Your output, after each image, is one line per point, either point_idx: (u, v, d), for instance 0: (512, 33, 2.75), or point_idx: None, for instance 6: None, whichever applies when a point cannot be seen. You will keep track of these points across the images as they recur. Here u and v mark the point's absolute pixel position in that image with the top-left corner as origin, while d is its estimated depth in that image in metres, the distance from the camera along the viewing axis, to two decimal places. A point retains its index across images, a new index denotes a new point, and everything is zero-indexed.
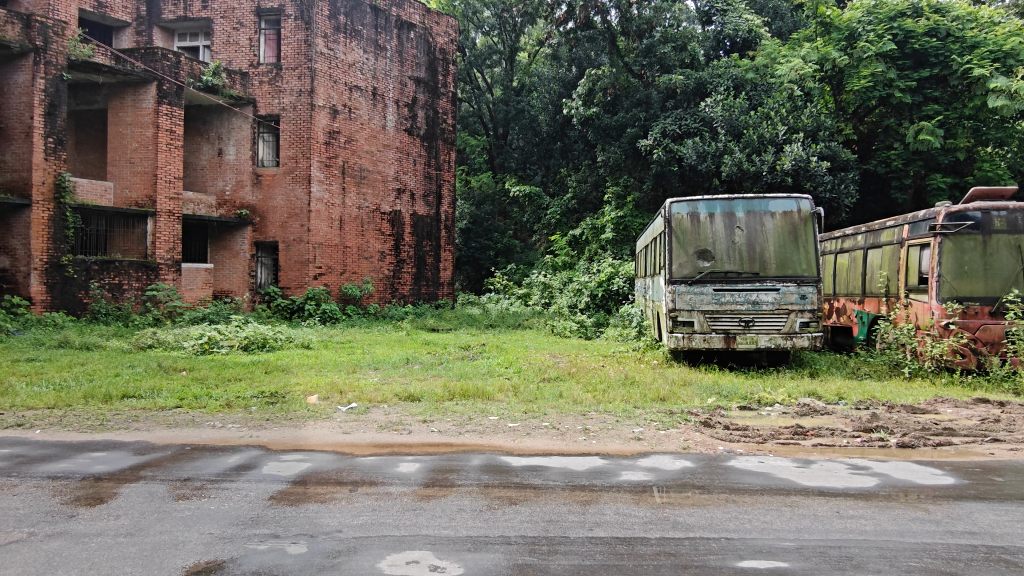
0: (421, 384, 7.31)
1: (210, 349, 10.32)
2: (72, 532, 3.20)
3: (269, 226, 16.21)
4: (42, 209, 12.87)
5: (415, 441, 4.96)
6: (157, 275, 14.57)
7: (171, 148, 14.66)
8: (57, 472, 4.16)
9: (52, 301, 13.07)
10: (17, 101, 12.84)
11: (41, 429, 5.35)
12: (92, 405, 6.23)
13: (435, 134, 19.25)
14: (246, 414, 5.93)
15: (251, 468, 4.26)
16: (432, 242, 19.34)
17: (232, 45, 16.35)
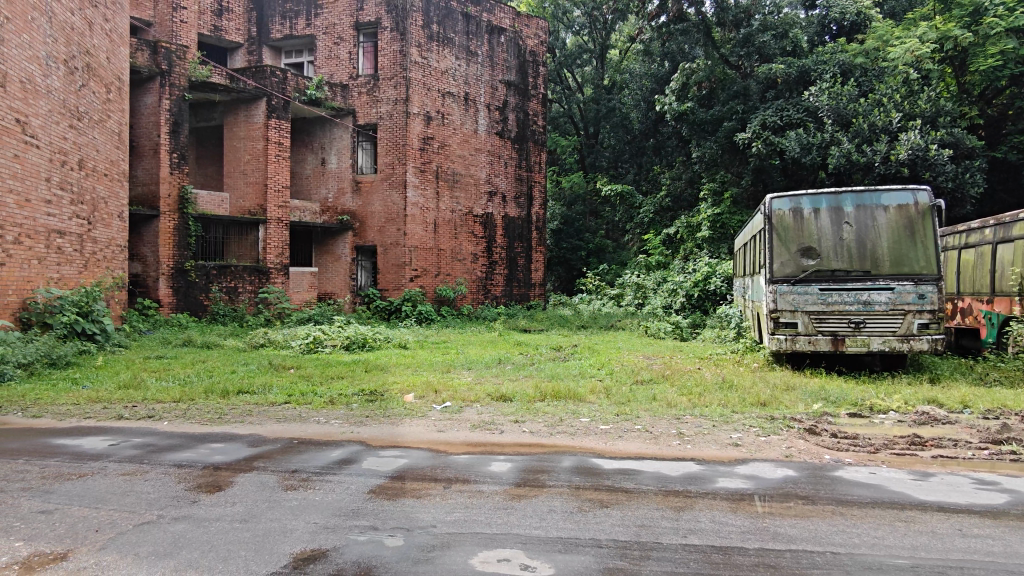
0: (512, 385, 7.37)
1: (314, 348, 10.86)
2: (195, 517, 3.47)
3: (368, 231, 16.91)
4: (168, 219, 14.08)
5: (507, 441, 5.02)
6: (268, 278, 15.54)
7: (280, 159, 15.60)
8: (181, 461, 4.53)
9: (177, 303, 14.26)
10: (147, 121, 14.11)
11: (168, 421, 5.85)
12: (212, 399, 6.75)
13: (526, 135, 19.38)
14: (347, 410, 6.22)
15: (352, 462, 4.45)
16: (524, 243, 19.46)
17: (333, 60, 17.19)
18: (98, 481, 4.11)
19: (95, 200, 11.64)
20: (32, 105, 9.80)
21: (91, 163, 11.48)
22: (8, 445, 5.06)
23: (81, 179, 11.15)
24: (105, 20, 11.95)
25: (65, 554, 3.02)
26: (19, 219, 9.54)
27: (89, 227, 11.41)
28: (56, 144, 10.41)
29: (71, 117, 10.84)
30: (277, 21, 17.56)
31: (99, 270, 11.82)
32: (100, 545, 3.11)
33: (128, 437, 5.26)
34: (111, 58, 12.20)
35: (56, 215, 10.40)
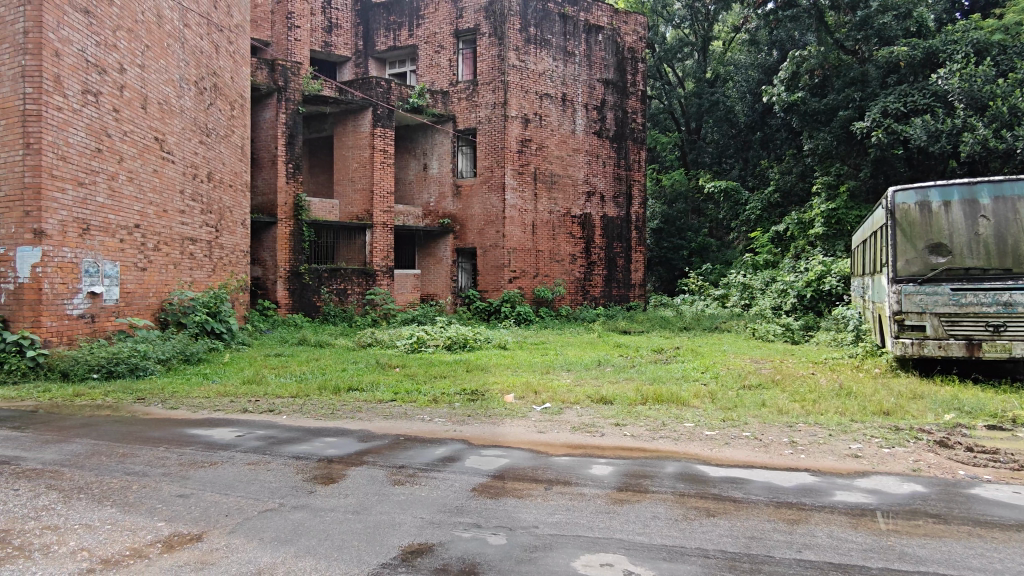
0: (612, 387, 7.27)
1: (419, 347, 11.24)
2: (312, 507, 3.68)
3: (468, 233, 17.29)
4: (285, 226, 15.06)
5: (608, 444, 4.97)
6: (374, 280, 16.24)
7: (385, 166, 16.27)
8: (299, 453, 4.82)
9: (293, 304, 15.19)
10: (266, 134, 15.16)
11: (286, 415, 6.24)
12: (325, 395, 7.15)
13: (625, 134, 19.07)
14: (450, 409, 6.39)
15: (456, 460, 4.56)
16: (623, 243, 19.14)
17: (435, 67, 17.71)
18: (226, 469, 4.44)
19: (221, 209, 12.63)
20: (168, 124, 10.76)
21: (218, 175, 12.46)
22: (150, 434, 5.57)
23: (209, 190, 12.13)
24: (229, 43, 12.94)
25: (201, 536, 3.29)
26: (158, 227, 10.51)
27: (216, 234, 12.39)
28: (189, 158, 11.38)
29: (201, 134, 11.81)
30: (382, 34, 18.35)
31: (225, 274, 12.80)
32: (229, 529, 3.36)
33: (252, 429, 5.66)
34: (235, 78, 13.20)
35: (189, 223, 11.37)
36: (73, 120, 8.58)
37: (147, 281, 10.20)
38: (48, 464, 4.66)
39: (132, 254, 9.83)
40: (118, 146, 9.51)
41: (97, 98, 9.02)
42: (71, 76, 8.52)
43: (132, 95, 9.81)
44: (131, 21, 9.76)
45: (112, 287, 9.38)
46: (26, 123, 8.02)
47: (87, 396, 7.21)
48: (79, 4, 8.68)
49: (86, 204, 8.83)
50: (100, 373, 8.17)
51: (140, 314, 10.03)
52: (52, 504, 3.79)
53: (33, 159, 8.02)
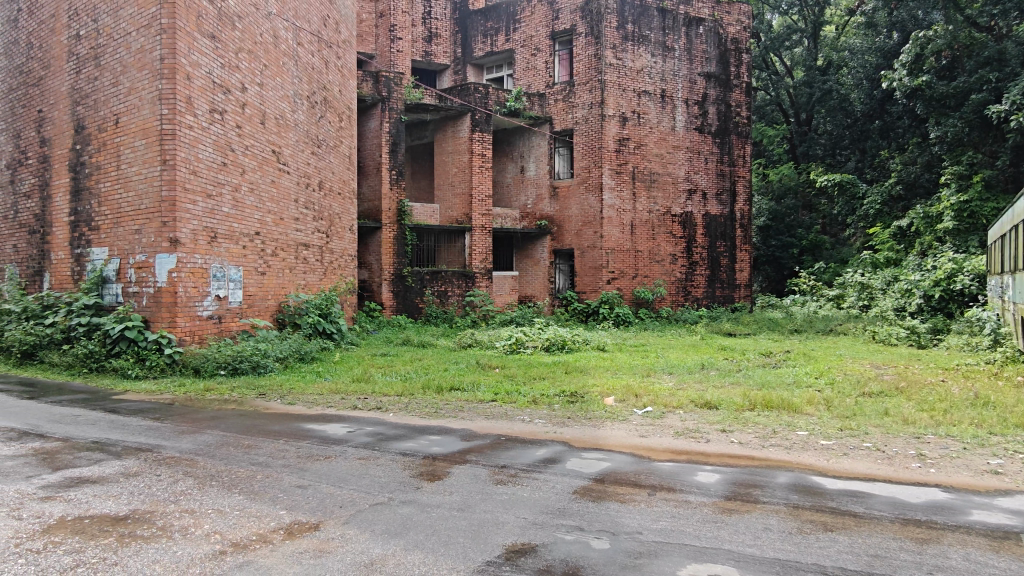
0: (718, 392, 7.03)
1: (518, 348, 11.37)
2: (419, 502, 3.80)
3: (566, 234, 17.28)
4: (389, 231, 15.69)
5: (714, 451, 4.81)
6: (474, 282, 16.56)
7: (483, 170, 16.58)
8: (406, 450, 5.01)
9: (397, 306, 15.78)
10: (371, 143, 15.87)
11: (393, 412, 6.50)
12: (428, 394, 7.37)
13: (728, 128, 18.36)
14: (550, 410, 6.41)
15: (557, 462, 4.57)
16: (727, 242, 18.43)
17: (531, 70, 17.86)
18: (339, 463, 4.69)
19: (332, 216, 13.34)
20: (284, 137, 11.49)
21: (328, 184, 13.17)
22: (271, 427, 5.98)
23: (321, 198, 12.84)
24: (338, 58, 13.66)
25: (319, 525, 3.49)
26: (276, 234, 11.25)
27: (327, 239, 13.10)
28: (302, 169, 12.10)
29: (313, 145, 12.53)
30: (479, 40, 18.73)
31: (336, 277, 13.52)
32: (344, 520, 3.55)
33: (362, 425, 5.94)
34: (343, 91, 13.90)
35: (303, 230, 12.09)
36: (202, 138, 9.35)
37: (267, 285, 10.94)
38: (185, 452, 5.12)
39: (253, 260, 10.58)
40: (241, 160, 10.27)
41: (222, 116, 9.79)
42: (200, 96, 9.29)
43: (252, 112, 10.56)
44: (251, 42, 10.51)
45: (236, 290, 10.13)
46: (163, 141, 8.82)
47: (216, 390, 7.85)
48: (207, 31, 9.45)
49: (213, 214, 9.59)
50: (226, 370, 8.87)
51: (260, 315, 10.78)
52: (189, 489, 4.16)
53: (169, 173, 8.81)
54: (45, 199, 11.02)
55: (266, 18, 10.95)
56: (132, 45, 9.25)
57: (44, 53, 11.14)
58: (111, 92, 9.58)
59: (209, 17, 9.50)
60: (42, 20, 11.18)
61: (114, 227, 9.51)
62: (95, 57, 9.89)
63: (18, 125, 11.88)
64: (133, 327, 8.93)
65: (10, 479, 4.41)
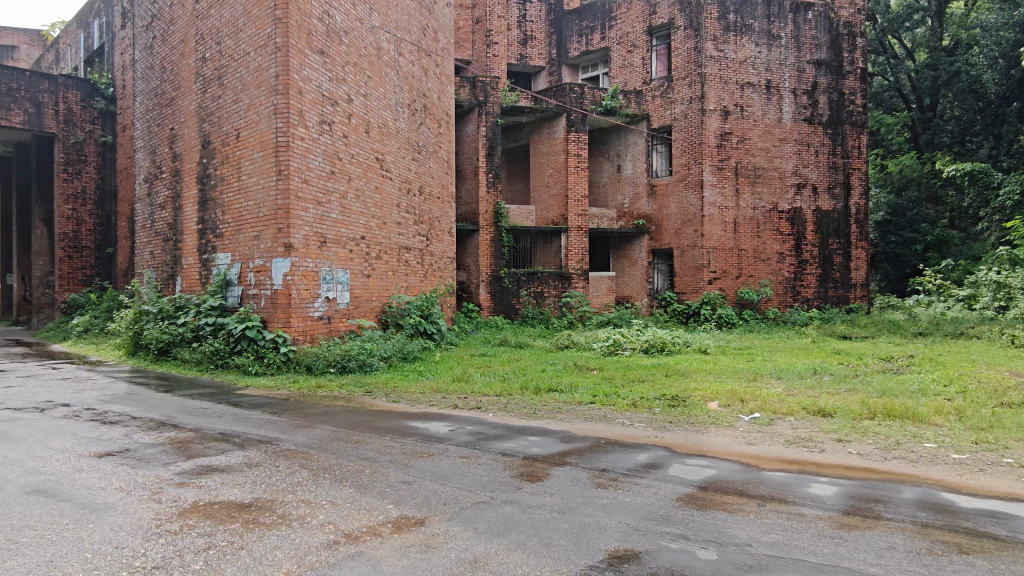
0: (832, 399, 6.62)
1: (616, 350, 11.24)
2: (520, 502, 3.84)
3: (665, 234, 16.89)
4: (486, 233, 15.97)
5: (829, 461, 4.54)
6: (570, 283, 16.51)
7: (579, 170, 16.52)
8: (506, 450, 5.07)
9: (494, 307, 16.02)
10: (469, 147, 16.23)
11: (492, 412, 6.61)
12: (527, 395, 7.43)
13: (841, 118, 17.26)
14: (651, 414, 6.28)
15: (659, 467, 4.47)
16: (841, 239, 17.32)
17: (628, 68, 17.63)
18: (442, 461, 4.81)
19: (432, 219, 13.74)
20: (387, 144, 11.96)
21: (428, 189, 13.57)
22: (378, 424, 6.24)
23: (421, 202, 13.26)
24: (437, 65, 14.06)
25: (424, 520, 3.60)
26: (380, 238, 11.72)
27: (428, 242, 13.52)
28: (404, 175, 12.55)
29: (414, 151, 12.95)
30: (574, 40, 18.73)
31: (436, 279, 13.91)
32: (448, 517, 3.64)
33: (463, 424, 6.07)
34: (442, 97, 14.28)
35: (405, 234, 12.54)
36: (312, 148, 9.90)
37: (371, 286, 11.42)
38: (300, 445, 5.43)
39: (359, 263, 11.08)
40: (348, 168, 10.79)
41: (331, 127, 10.33)
42: (310, 109, 9.85)
43: (358, 121, 11.06)
44: (356, 55, 11.02)
45: (343, 292, 10.65)
46: (278, 153, 9.42)
47: (326, 387, 8.28)
48: (316, 47, 10.01)
49: (323, 220, 10.14)
50: (336, 368, 9.34)
51: (366, 316, 11.27)
52: (304, 481, 4.42)
53: (284, 182, 9.39)
54: (177, 209, 12.06)
55: (370, 31, 11.44)
56: (250, 64, 9.94)
57: (175, 76, 12.20)
58: (232, 109, 10.34)
59: (318, 34, 10.05)
60: (173, 45, 12.26)
61: (236, 234, 10.26)
62: (219, 77, 10.71)
63: (153, 142, 13.09)
64: (253, 327, 9.60)
65: (151, 465, 4.87)
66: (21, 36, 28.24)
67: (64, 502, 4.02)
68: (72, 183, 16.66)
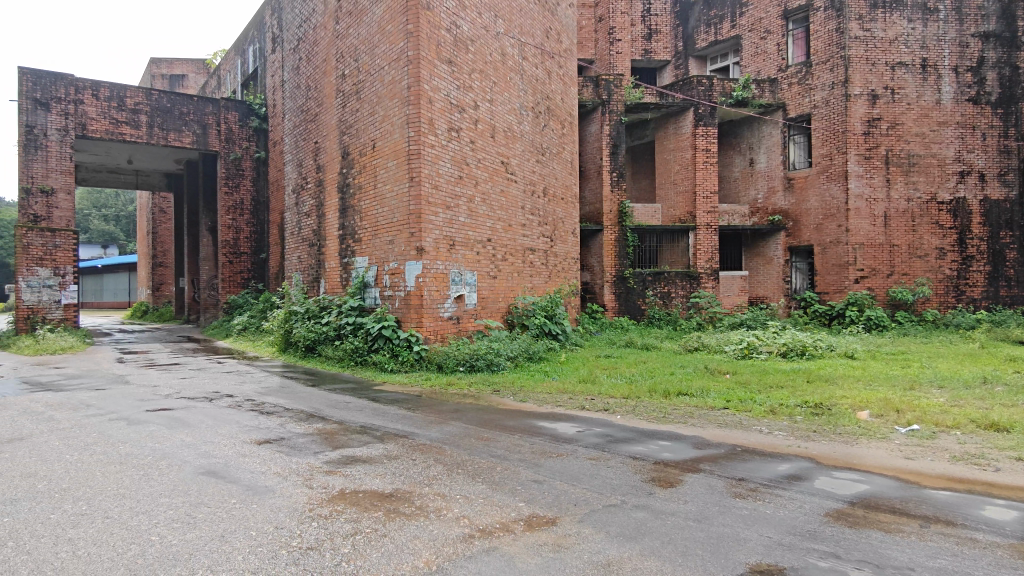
0: (1008, 412, 5.87)
1: (750, 354, 10.69)
2: (653, 508, 3.76)
3: (803, 229, 15.84)
4: (611, 233, 15.81)
5: (1007, 482, 4.03)
6: (699, 283, 15.92)
7: (708, 165, 15.90)
8: (636, 454, 4.98)
9: (620, 308, 15.80)
10: (592, 147, 16.16)
11: (621, 415, 6.52)
12: (655, 399, 7.24)
13: (1015, 95, 15.31)
14: (791, 422, 5.90)
15: (803, 479, 4.20)
16: (1015, 232, 15.35)
17: (761, 55, 16.77)
18: (571, 461, 4.82)
19: (556, 220, 13.82)
20: (512, 147, 12.19)
21: (552, 190, 13.69)
22: (507, 422, 6.36)
23: (546, 204, 13.38)
24: (560, 67, 14.14)
25: (555, 520, 3.63)
26: (506, 240, 11.97)
27: (552, 243, 13.62)
28: (528, 177, 12.73)
29: (538, 153, 13.10)
30: (702, 31, 18.09)
31: (560, 280, 13.98)
32: (579, 518, 3.63)
33: (591, 425, 6.06)
34: (566, 98, 14.33)
35: (530, 235, 12.72)
36: (442, 154, 10.30)
37: (498, 287, 11.68)
38: (434, 440, 5.66)
39: (485, 265, 11.38)
40: (475, 172, 11.13)
41: (459, 134, 10.70)
42: (440, 117, 10.25)
43: (484, 126, 11.37)
44: (482, 63, 11.33)
45: (471, 293, 10.97)
46: (410, 161, 9.89)
47: (456, 386, 8.57)
48: (445, 57, 10.40)
49: (452, 223, 10.52)
50: (465, 367, 9.62)
51: (493, 316, 11.54)
52: (439, 474, 4.60)
53: (416, 189, 9.84)
54: (320, 216, 13.02)
55: (495, 38, 11.72)
56: (385, 78, 10.52)
57: (318, 92, 13.18)
58: (369, 120, 10.99)
59: (447, 44, 10.44)
60: (316, 65, 13.24)
61: (372, 238, 10.90)
62: (356, 92, 11.43)
63: (300, 155, 14.22)
64: (388, 327, 10.13)
65: (303, 453, 5.30)
66: (189, 65, 31.70)
67: (231, 483, 4.47)
68: (233, 195, 18.49)
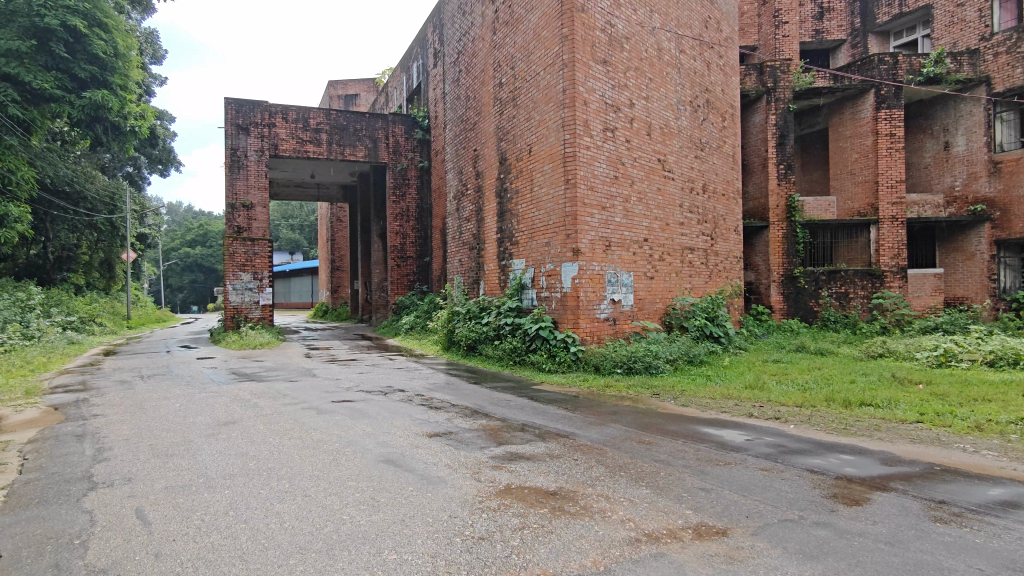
0: None
1: (947, 362, 9.50)
2: (836, 526, 3.48)
3: (1014, 220, 13.72)
4: (778, 229, 14.86)
5: None
6: (882, 283, 14.38)
7: (893, 152, 14.38)
8: (814, 467, 4.64)
9: (789, 309, 14.78)
10: (756, 139, 15.32)
11: (794, 424, 6.10)
12: (834, 409, 6.69)
13: None
14: (1004, 442, 5.17)
15: (1020, 508, 3.66)
16: None
17: (958, 24, 14.86)
18: (741, 471, 4.61)
19: (716, 218, 13.26)
20: (669, 145, 11.89)
21: (713, 187, 13.17)
22: (669, 427, 6.23)
23: (705, 201, 12.89)
24: (720, 57, 13.54)
25: (726, 531, 3.49)
26: (663, 240, 11.69)
27: (713, 242, 13.08)
28: (687, 174, 12.34)
29: (697, 149, 12.65)
30: (884, 3, 16.41)
31: (722, 280, 13.39)
32: (752, 531, 3.46)
33: (761, 434, 5.74)
34: (727, 89, 13.69)
35: (689, 235, 12.32)
36: (598, 155, 10.31)
37: (656, 288, 11.44)
38: (594, 442, 5.69)
39: (643, 265, 11.20)
40: (631, 172, 11.00)
41: (615, 134, 10.64)
42: (595, 118, 10.26)
43: (640, 125, 11.21)
44: (638, 60, 11.17)
45: (628, 294, 10.84)
46: (566, 164, 10.00)
47: (615, 387, 8.52)
48: (600, 57, 10.38)
49: (608, 224, 10.48)
50: (623, 368, 9.52)
51: (651, 317, 11.32)
52: (601, 476, 4.62)
53: (572, 191, 9.93)
54: (480, 221, 13.58)
55: (651, 34, 11.50)
56: (541, 84, 10.72)
57: (476, 102, 13.78)
58: (526, 126, 11.28)
59: (601, 44, 10.42)
60: (475, 76, 13.85)
61: (529, 241, 11.17)
62: (513, 99, 11.78)
63: (460, 162, 14.95)
64: (546, 327, 10.34)
65: (470, 447, 5.57)
66: (362, 85, 34.57)
67: (408, 472, 4.81)
68: (400, 204, 19.85)
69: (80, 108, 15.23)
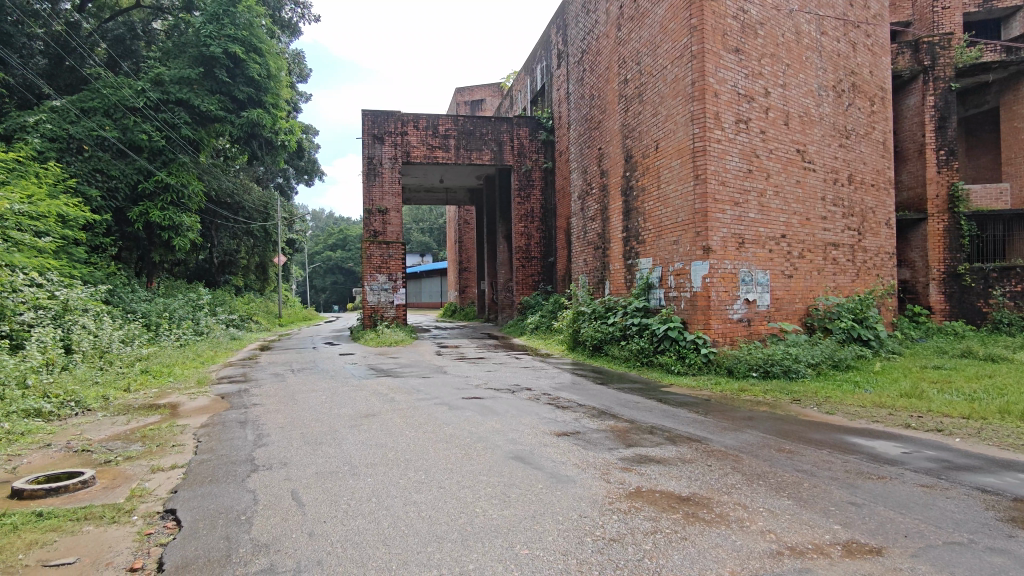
0: None
1: None
2: (1016, 554, 3.10)
3: None
4: (937, 222, 13.52)
5: None
6: None
7: None
8: (987, 486, 4.15)
9: (952, 310, 13.34)
10: (911, 123, 13.96)
11: (961, 438, 5.49)
12: (1010, 422, 5.94)
13: None
14: None
15: None
16: None
17: None
18: (897, 486, 4.23)
19: (864, 211, 12.22)
20: (810, 133, 11.13)
21: (860, 177, 12.15)
22: (812, 435, 5.83)
23: (852, 193, 11.94)
24: (868, 36, 12.46)
25: (881, 550, 3.22)
26: (803, 236, 10.96)
27: (861, 237, 12.08)
28: (829, 165, 11.49)
29: (842, 136, 11.75)
30: None
31: (871, 278, 12.32)
32: (912, 552, 3.17)
33: (920, 448, 5.21)
34: (875, 70, 12.59)
35: (832, 229, 11.46)
36: (730, 149, 9.87)
37: (795, 288, 10.75)
38: (729, 448, 5.46)
39: (780, 264, 10.57)
40: (767, 164, 10.42)
41: (748, 125, 10.12)
42: (727, 110, 9.83)
43: (776, 114, 10.59)
44: (774, 45, 10.56)
45: (764, 294, 10.29)
46: (696, 159, 9.67)
47: (750, 392, 8.11)
48: (732, 45, 9.92)
49: (741, 221, 10.00)
50: (758, 372, 9.01)
51: (789, 318, 10.65)
52: (737, 484, 4.42)
53: (702, 187, 9.58)
54: (605, 220, 13.47)
55: (789, 17, 10.83)
56: (668, 78, 10.45)
57: (601, 100, 13.71)
58: (652, 122, 11.03)
59: (733, 32, 9.96)
60: (599, 74, 13.78)
61: (657, 240, 10.92)
62: (639, 95, 11.57)
63: (585, 162, 14.92)
64: (675, 327, 10.05)
65: (598, 448, 5.54)
66: (487, 91, 35.46)
67: (536, 469, 4.88)
68: (526, 205, 20.14)
69: (239, 125, 17.14)
